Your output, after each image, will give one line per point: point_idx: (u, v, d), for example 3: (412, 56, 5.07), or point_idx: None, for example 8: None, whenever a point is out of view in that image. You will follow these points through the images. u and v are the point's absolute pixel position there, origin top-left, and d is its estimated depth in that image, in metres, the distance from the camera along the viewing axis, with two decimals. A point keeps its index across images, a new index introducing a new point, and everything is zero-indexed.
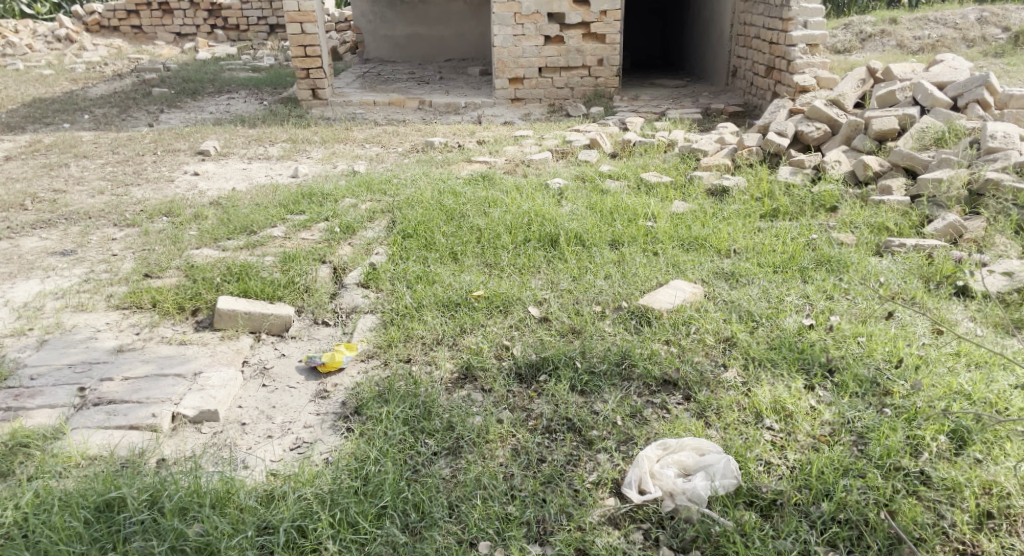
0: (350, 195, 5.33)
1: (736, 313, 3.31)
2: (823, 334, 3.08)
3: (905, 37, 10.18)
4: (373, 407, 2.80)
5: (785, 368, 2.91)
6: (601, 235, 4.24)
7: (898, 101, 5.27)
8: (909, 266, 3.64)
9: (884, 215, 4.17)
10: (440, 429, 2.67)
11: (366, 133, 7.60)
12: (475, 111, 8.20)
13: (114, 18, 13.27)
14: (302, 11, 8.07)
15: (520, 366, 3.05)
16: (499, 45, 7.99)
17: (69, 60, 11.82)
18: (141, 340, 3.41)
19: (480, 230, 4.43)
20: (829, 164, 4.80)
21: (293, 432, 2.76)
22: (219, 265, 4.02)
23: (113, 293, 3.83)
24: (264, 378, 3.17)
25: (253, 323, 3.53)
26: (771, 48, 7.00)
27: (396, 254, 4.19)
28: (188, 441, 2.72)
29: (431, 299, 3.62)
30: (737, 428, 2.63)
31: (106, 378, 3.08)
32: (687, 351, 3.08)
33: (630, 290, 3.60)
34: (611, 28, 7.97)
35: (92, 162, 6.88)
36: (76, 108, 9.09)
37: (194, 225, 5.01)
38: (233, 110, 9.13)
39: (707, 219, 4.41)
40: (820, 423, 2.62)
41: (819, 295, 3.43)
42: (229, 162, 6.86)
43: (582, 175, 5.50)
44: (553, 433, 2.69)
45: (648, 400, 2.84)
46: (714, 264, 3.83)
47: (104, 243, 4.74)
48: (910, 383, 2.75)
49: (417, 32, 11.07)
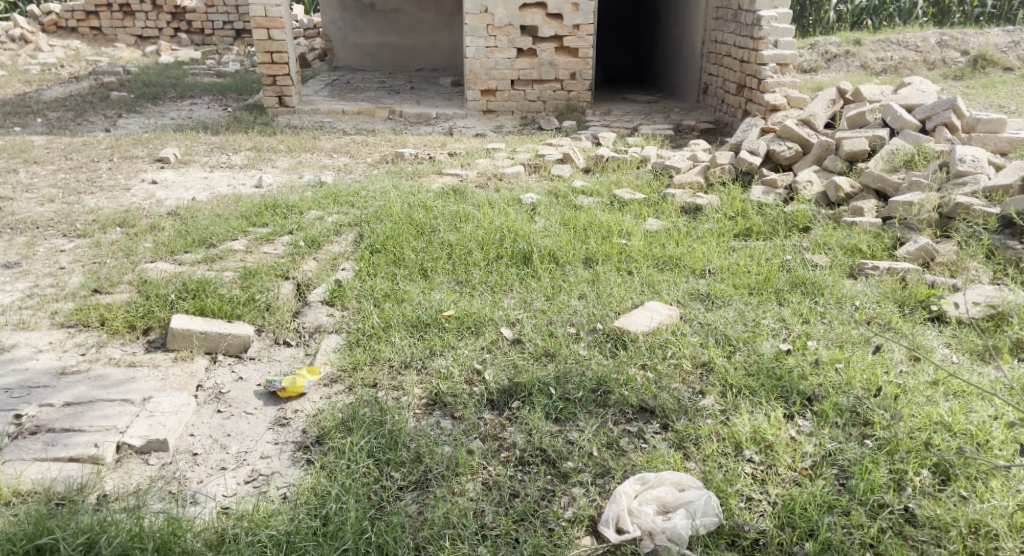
0: (315, 207, 5.17)
1: (713, 336, 3.22)
2: (801, 360, 2.99)
3: (869, 58, 10.34)
4: (335, 438, 2.64)
5: (763, 397, 2.80)
6: (575, 253, 4.13)
7: (868, 122, 5.26)
8: (883, 290, 3.58)
9: (856, 237, 4.12)
10: (407, 460, 2.53)
11: (334, 142, 7.43)
12: (446, 123, 8.08)
13: (72, 19, 12.90)
14: (269, 16, 7.88)
15: (492, 393, 2.92)
16: (471, 57, 7.90)
17: (24, 60, 11.44)
18: (86, 362, 3.21)
19: (451, 246, 4.31)
20: (802, 184, 4.77)
21: (248, 463, 2.60)
22: (175, 280, 3.83)
23: (58, 310, 3.63)
24: (219, 404, 2.99)
25: (209, 343, 3.35)
26: (742, 66, 7.01)
27: (363, 269, 4.04)
28: (134, 473, 2.54)
29: (399, 318, 3.48)
30: (716, 460, 2.52)
31: (45, 403, 2.87)
32: (664, 377, 2.97)
33: (604, 311, 3.50)
34: (583, 42, 7.91)
35: (43, 168, 6.60)
36: (29, 111, 8.77)
37: (150, 236, 4.79)
38: (195, 116, 8.88)
39: (681, 238, 4.34)
40: (801, 455, 2.53)
41: (796, 318, 3.35)
42: (189, 170, 6.64)
43: (555, 190, 5.40)
44: (527, 466, 2.56)
45: (625, 429, 2.72)
46: (690, 284, 3.75)
47: (51, 255, 4.51)
48: (890, 412, 2.67)
49: (387, 41, 10.93)
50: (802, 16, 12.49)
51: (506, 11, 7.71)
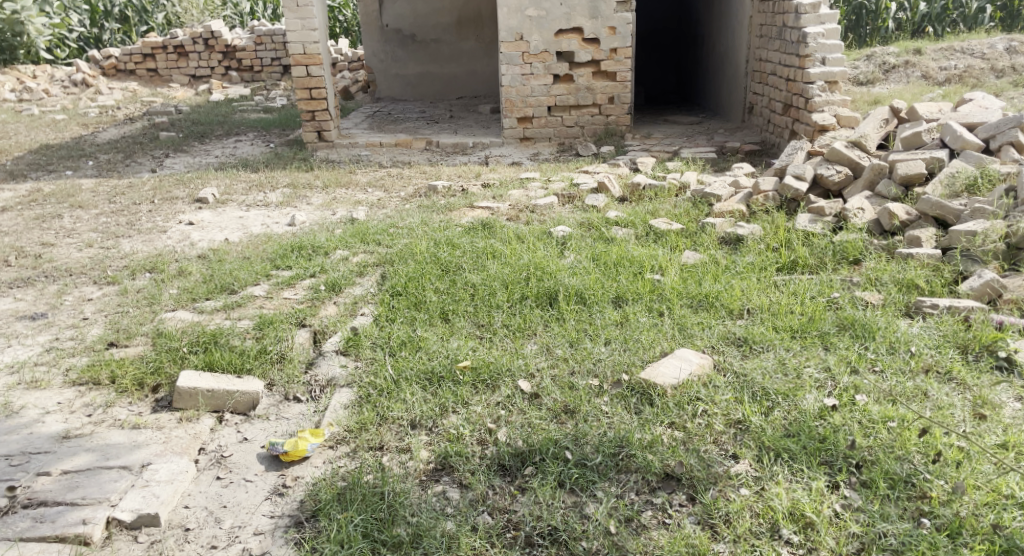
0: (342, 247, 5.01)
1: (750, 390, 2.91)
2: (849, 417, 2.68)
3: (930, 67, 9.81)
4: (331, 513, 2.47)
5: (805, 463, 2.50)
6: (604, 292, 3.88)
7: (925, 143, 4.87)
8: (943, 332, 3.23)
9: (912, 272, 3.76)
10: (405, 541, 2.35)
11: (369, 176, 7.34)
12: (482, 152, 7.92)
13: (130, 62, 13.26)
14: (308, 53, 7.85)
15: (504, 457, 2.69)
16: (507, 85, 7.74)
17: (84, 103, 11.76)
18: (91, 424, 3.10)
19: (474, 286, 4.08)
20: (852, 212, 4.41)
21: (240, 541, 2.46)
22: (189, 332, 3.71)
23: (72, 366, 3.54)
24: (220, 469, 2.85)
25: (216, 401, 3.21)
26: (788, 85, 6.67)
27: (382, 314, 3.84)
28: (119, 553, 2.43)
29: (412, 370, 3.27)
30: (749, 542, 2.24)
31: (42, 472, 2.79)
32: (693, 438, 2.70)
33: (632, 359, 3.23)
34: (621, 65, 7.69)
35: (86, 213, 6.64)
36: (82, 154, 8.95)
37: (177, 281, 4.66)
38: (238, 153, 8.95)
39: (719, 274, 4.04)
40: (847, 538, 2.23)
41: (843, 367, 3.02)
42: (226, 209, 6.58)
43: (587, 221, 5.16)
44: (535, 547, 2.33)
45: (647, 501, 2.46)
46: (725, 327, 3.45)
47: (78, 304, 4.42)
48: (951, 484, 2.35)
49: (428, 70, 10.89)
50: (858, 26, 11.97)
51: (542, 37, 7.55)
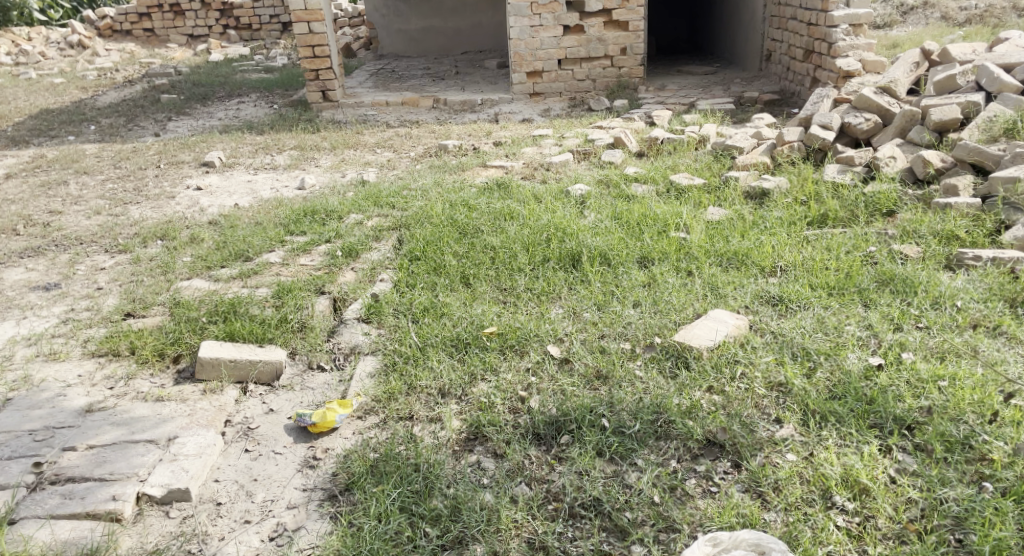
0: (355, 210, 4.89)
1: (790, 352, 2.83)
2: (896, 378, 2.60)
3: (950, 7, 9.49)
4: (366, 487, 2.41)
5: (853, 427, 2.44)
6: (628, 252, 3.77)
7: (959, 87, 4.70)
8: (988, 285, 3.14)
9: (952, 222, 3.64)
10: (443, 514, 2.29)
11: (378, 136, 7.18)
12: (492, 108, 7.73)
13: (126, 22, 12.96)
14: (309, 9, 7.60)
15: (539, 425, 2.63)
16: (515, 38, 7.50)
17: (81, 66, 11.52)
18: (114, 397, 3.04)
19: (494, 249, 3.97)
20: (883, 161, 4.27)
21: (274, 515, 2.41)
22: (207, 301, 3.63)
23: (90, 337, 3.47)
24: (248, 442, 2.79)
25: (239, 372, 3.15)
26: (810, 30, 6.45)
27: (402, 280, 3.74)
28: (152, 530, 2.39)
29: (437, 337, 3.18)
30: (801, 510, 2.19)
31: (68, 447, 2.73)
32: (734, 402, 2.63)
33: (664, 322, 3.14)
34: (634, 14, 7.45)
35: (92, 179, 6.51)
36: (83, 119, 8.77)
37: (190, 249, 4.56)
38: (242, 115, 8.77)
39: (747, 230, 3.92)
40: (905, 504, 2.18)
41: (886, 325, 2.93)
42: (234, 173, 6.45)
43: (606, 178, 5.03)
44: (579, 519, 2.28)
45: (691, 469, 2.40)
46: (758, 286, 3.35)
47: (91, 274, 4.33)
48: (1011, 445, 2.29)
49: (432, 24, 10.60)
50: None
51: None
